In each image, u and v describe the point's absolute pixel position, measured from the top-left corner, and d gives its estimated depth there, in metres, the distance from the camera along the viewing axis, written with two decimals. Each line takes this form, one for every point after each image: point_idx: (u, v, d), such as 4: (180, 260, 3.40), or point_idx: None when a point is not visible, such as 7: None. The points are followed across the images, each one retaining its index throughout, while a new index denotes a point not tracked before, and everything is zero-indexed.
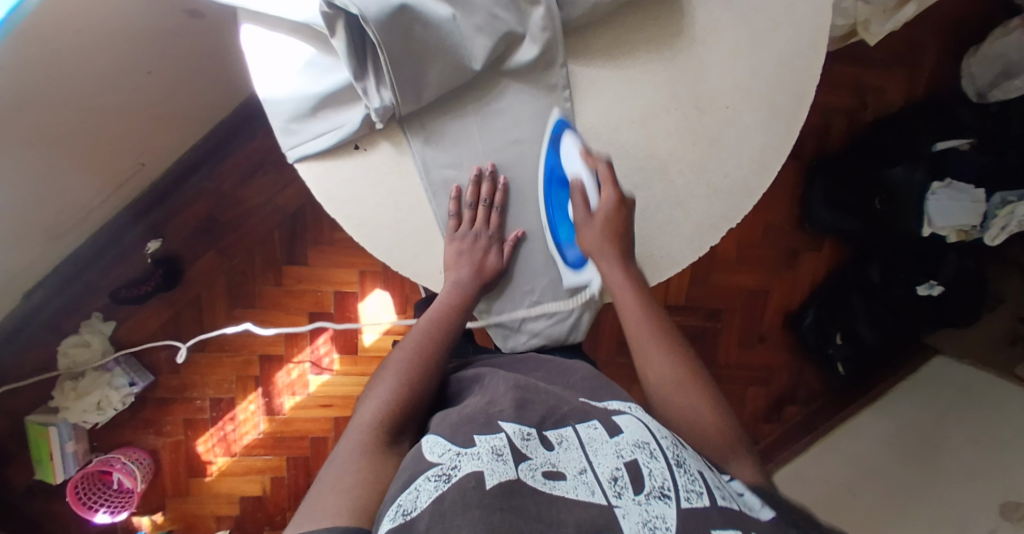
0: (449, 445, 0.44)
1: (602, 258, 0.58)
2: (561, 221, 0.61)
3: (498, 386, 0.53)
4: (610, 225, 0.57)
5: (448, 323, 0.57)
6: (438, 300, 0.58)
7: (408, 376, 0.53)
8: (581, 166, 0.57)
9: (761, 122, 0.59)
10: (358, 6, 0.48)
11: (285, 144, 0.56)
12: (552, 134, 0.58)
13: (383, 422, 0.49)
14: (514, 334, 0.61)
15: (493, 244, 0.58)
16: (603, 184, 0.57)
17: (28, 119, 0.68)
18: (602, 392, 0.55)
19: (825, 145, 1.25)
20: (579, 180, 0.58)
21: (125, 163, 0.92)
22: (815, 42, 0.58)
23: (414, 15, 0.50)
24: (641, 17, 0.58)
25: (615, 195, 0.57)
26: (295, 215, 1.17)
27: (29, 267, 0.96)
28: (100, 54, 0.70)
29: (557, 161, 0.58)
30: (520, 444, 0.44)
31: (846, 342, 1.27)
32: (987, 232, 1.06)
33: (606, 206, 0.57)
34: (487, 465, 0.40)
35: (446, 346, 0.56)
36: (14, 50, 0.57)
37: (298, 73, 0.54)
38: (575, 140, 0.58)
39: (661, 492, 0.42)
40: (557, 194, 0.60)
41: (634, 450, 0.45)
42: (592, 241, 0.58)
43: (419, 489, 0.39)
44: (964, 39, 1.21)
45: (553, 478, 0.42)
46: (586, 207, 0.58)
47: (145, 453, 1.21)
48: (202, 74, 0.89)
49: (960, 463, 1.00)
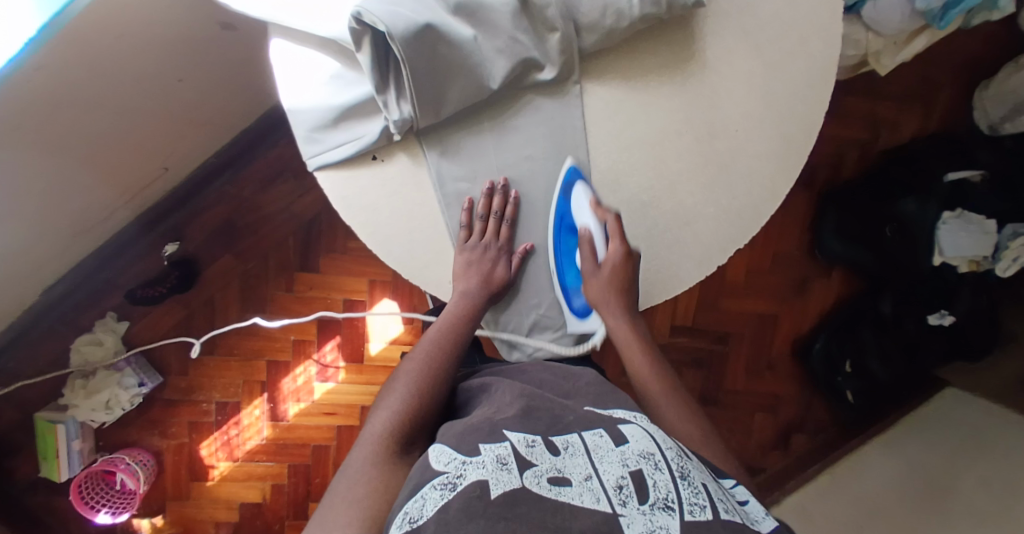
0: (455, 453, 0.44)
1: (608, 309, 0.61)
2: (568, 268, 0.62)
3: (503, 395, 0.54)
4: (616, 278, 0.59)
5: (459, 333, 0.58)
6: (447, 309, 0.59)
7: (418, 386, 0.54)
8: (590, 218, 0.59)
9: (771, 148, 0.59)
10: (385, 23, 0.49)
11: (307, 152, 0.58)
12: (563, 182, 0.59)
13: (394, 433, 0.50)
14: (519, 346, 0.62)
15: (502, 257, 0.59)
16: (611, 236, 0.58)
17: (60, 118, 0.70)
18: (608, 398, 0.55)
19: (837, 173, 1.25)
20: (587, 230, 0.60)
21: (151, 166, 0.94)
22: (824, 73, 0.59)
23: (438, 35, 0.52)
24: (656, 42, 0.59)
25: (622, 247, 0.58)
26: (310, 223, 1.19)
27: (49, 263, 0.98)
28: (133, 59, 0.72)
29: (567, 208, 0.60)
30: (525, 451, 0.44)
31: (856, 372, 1.26)
32: (999, 264, 1.09)
33: (613, 258, 0.59)
34: (492, 475, 0.41)
35: (455, 355, 0.57)
36: (55, 52, 0.60)
37: (323, 85, 0.56)
38: (586, 192, 0.59)
39: (665, 503, 0.42)
40: (568, 240, 0.62)
41: (639, 460, 0.45)
42: (597, 291, 0.60)
43: (425, 498, 0.40)
44: (978, 73, 1.22)
45: (560, 484, 0.42)
46: (593, 257, 0.60)
47: (149, 454, 1.21)
48: (231, 82, 0.92)
49: (969, 499, 0.99)
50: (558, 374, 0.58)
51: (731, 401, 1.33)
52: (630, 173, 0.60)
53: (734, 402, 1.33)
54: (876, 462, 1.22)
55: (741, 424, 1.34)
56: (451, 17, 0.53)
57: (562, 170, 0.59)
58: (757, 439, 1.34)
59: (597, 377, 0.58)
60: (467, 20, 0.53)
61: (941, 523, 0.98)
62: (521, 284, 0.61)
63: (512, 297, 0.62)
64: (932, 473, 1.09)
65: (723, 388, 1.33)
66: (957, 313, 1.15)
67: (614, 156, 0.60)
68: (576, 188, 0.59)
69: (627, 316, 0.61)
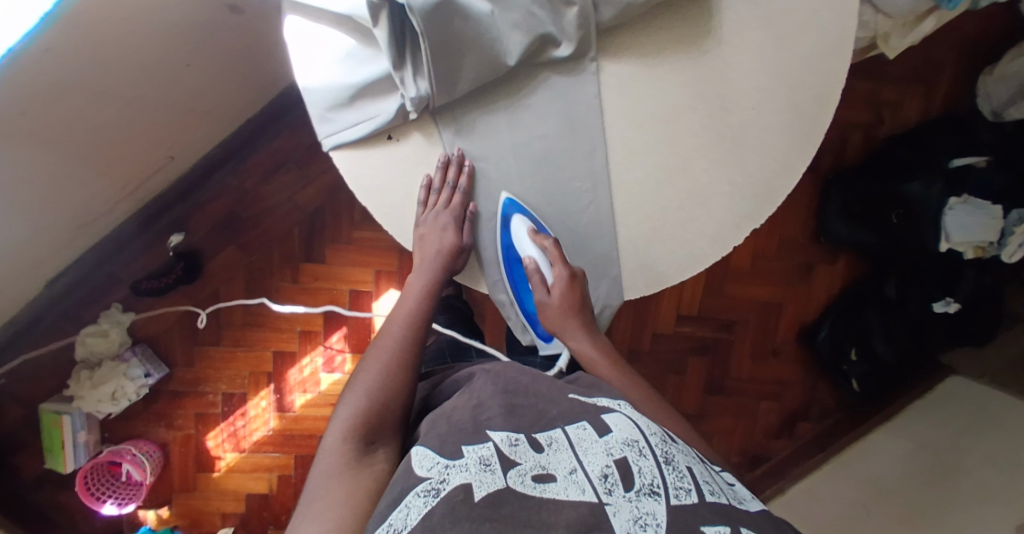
0: (437, 457, 0.45)
1: (568, 331, 0.61)
2: (524, 295, 0.64)
3: (486, 386, 0.55)
4: (567, 298, 0.60)
5: (422, 320, 0.63)
6: (409, 298, 0.65)
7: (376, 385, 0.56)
8: (530, 247, 0.60)
9: (785, 124, 0.59)
10: None
11: (321, 132, 0.58)
12: (503, 216, 0.61)
13: (364, 420, 0.53)
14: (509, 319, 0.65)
15: (454, 225, 0.60)
16: (553, 261, 0.60)
17: (68, 102, 0.69)
18: (594, 391, 0.56)
19: (841, 160, 1.26)
20: (533, 261, 0.60)
21: (157, 154, 0.94)
22: (840, 46, 0.58)
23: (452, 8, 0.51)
24: (670, 17, 0.58)
25: (566, 271, 0.60)
26: (315, 213, 1.18)
27: (55, 253, 0.97)
28: (143, 41, 0.71)
29: (512, 242, 0.61)
30: (508, 450, 0.46)
31: (861, 358, 1.26)
32: (1004, 249, 1.08)
33: (558, 284, 0.60)
34: (475, 477, 0.42)
35: (421, 338, 0.62)
36: (64, 36, 0.59)
37: (336, 64, 0.56)
38: (525, 223, 0.60)
39: (651, 489, 0.44)
40: (517, 271, 0.63)
41: (623, 448, 0.47)
42: (554, 318, 0.61)
43: (409, 507, 0.41)
44: (980, 59, 1.22)
45: (544, 481, 0.43)
46: (543, 285, 0.61)
47: (155, 445, 1.21)
48: (238, 67, 0.91)
49: (976, 482, 1.00)
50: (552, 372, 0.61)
51: (737, 389, 1.34)
52: (644, 151, 0.60)
53: (740, 390, 1.34)
54: (882, 448, 1.22)
55: (746, 412, 1.34)
56: None
57: (500, 204, 0.61)
58: (763, 426, 1.35)
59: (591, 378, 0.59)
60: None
61: (948, 506, 0.99)
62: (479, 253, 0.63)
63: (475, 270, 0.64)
64: (937, 459, 1.09)
65: (729, 376, 1.34)
66: (959, 298, 1.15)
67: (627, 133, 0.60)
68: (515, 221, 0.61)
69: (590, 337, 0.62)
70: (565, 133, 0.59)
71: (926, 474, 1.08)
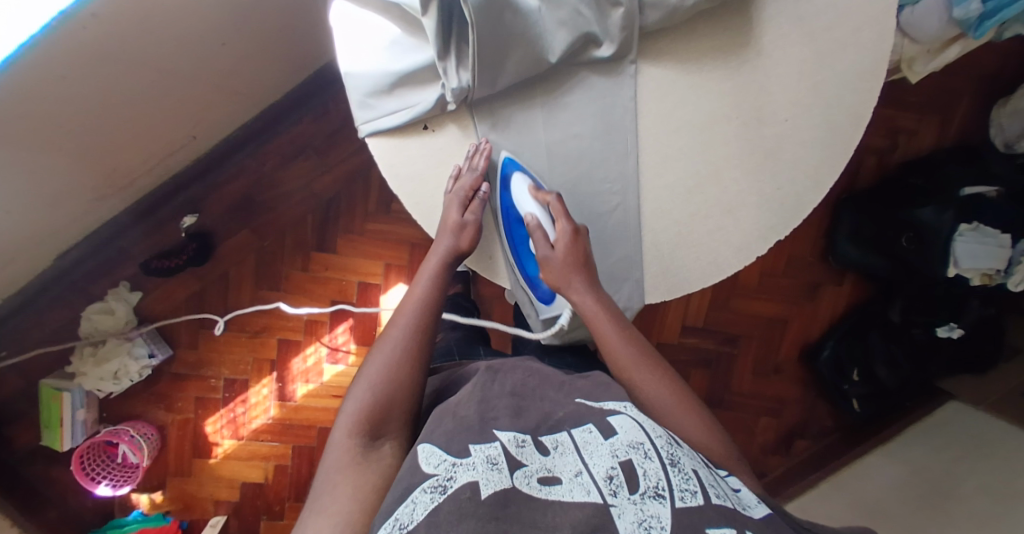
0: (444, 454, 0.45)
1: (571, 289, 0.58)
2: (525, 256, 0.63)
3: (495, 387, 0.54)
4: (572, 256, 0.58)
5: (439, 299, 0.58)
6: (425, 270, 0.59)
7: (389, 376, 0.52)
8: (531, 204, 0.59)
9: (818, 140, 0.60)
10: None
11: (360, 118, 0.58)
12: (501, 175, 0.60)
13: (373, 413, 0.50)
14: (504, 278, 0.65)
15: (459, 203, 0.59)
16: (556, 216, 0.58)
17: (101, 73, 0.69)
18: (602, 391, 0.55)
19: (854, 182, 1.27)
20: (533, 217, 0.59)
21: (179, 133, 0.94)
22: (878, 65, 0.58)
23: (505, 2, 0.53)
24: (711, 26, 0.59)
25: (569, 226, 0.58)
26: (330, 202, 1.18)
27: (68, 225, 0.97)
28: (187, 15, 0.71)
29: (512, 202, 0.61)
30: (514, 451, 0.46)
31: (863, 380, 1.27)
32: (1011, 278, 1.08)
33: (562, 238, 0.58)
34: (482, 475, 0.43)
35: (436, 321, 0.57)
36: (111, 5, 0.60)
37: (382, 51, 0.56)
38: (525, 180, 0.59)
39: (656, 492, 0.43)
40: (518, 231, 0.63)
41: (629, 451, 0.47)
42: (557, 275, 0.58)
43: (416, 501, 0.41)
44: (996, 91, 1.23)
45: (549, 483, 0.44)
46: (545, 242, 0.58)
47: (153, 427, 1.20)
48: (269, 52, 0.91)
49: (971, 507, 1.00)
50: (562, 372, 0.59)
51: (738, 404, 1.34)
52: (677, 156, 0.60)
53: (741, 404, 1.34)
54: (879, 470, 1.22)
55: (746, 427, 1.35)
56: None
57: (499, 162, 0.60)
58: (760, 443, 1.36)
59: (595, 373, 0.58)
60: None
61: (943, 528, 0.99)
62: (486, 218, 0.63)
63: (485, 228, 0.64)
64: (934, 484, 1.10)
65: (730, 390, 1.34)
66: (964, 325, 1.16)
67: (662, 137, 0.60)
68: (514, 179, 0.60)
69: (595, 291, 0.58)
70: (600, 136, 0.59)
71: (921, 498, 1.08)
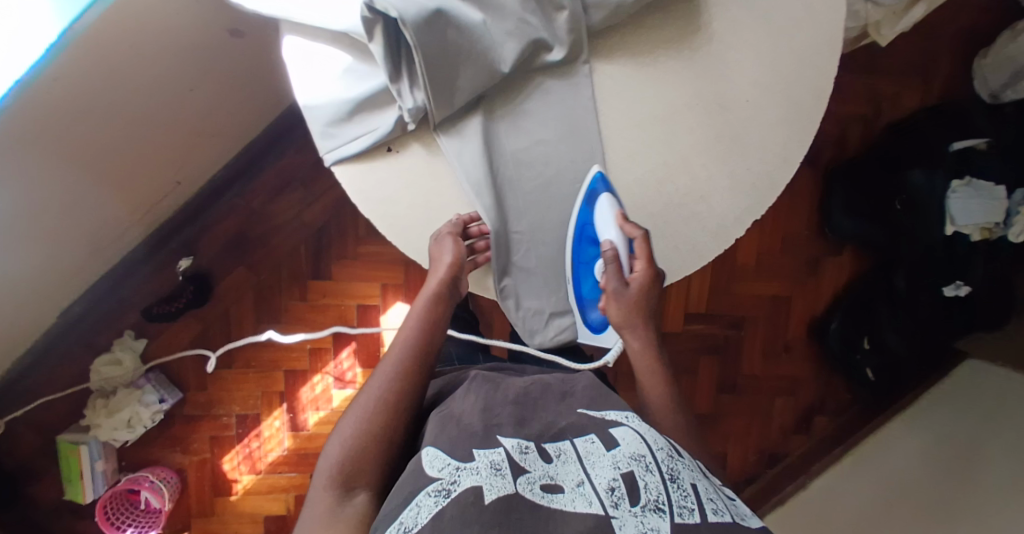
0: (448, 459, 0.45)
1: (630, 330, 0.59)
2: (584, 276, 0.62)
3: (497, 396, 0.55)
4: (641, 299, 0.58)
5: (426, 341, 0.57)
6: (415, 312, 0.58)
7: (374, 417, 0.51)
8: (615, 232, 0.58)
9: (782, 118, 0.59)
10: (397, 10, 0.51)
11: (323, 147, 0.59)
12: (590, 188, 0.59)
13: (349, 462, 0.48)
14: (528, 306, 0.62)
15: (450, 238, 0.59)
16: (637, 255, 0.58)
17: (75, 132, 0.71)
18: (602, 400, 0.56)
19: (842, 151, 1.26)
20: (611, 246, 0.58)
21: (163, 181, 0.95)
22: (831, 39, 0.59)
23: (449, 19, 0.53)
24: (661, 18, 0.59)
25: (648, 269, 0.58)
26: (321, 230, 1.19)
27: (66, 282, 0.99)
28: (151, 66, 0.73)
29: (590, 218, 0.60)
30: (518, 457, 0.46)
31: (874, 349, 1.25)
32: (1010, 230, 1.11)
33: (639, 278, 0.58)
34: (486, 480, 0.43)
35: (425, 363, 0.55)
36: (72, 65, 0.61)
37: (338, 79, 0.57)
38: (612, 205, 0.58)
39: (656, 505, 0.44)
40: (587, 250, 0.61)
41: (630, 462, 0.47)
42: (623, 312, 0.58)
43: (420, 505, 0.41)
44: (975, 44, 1.22)
45: (552, 491, 0.44)
46: (618, 275, 0.58)
47: (172, 471, 1.21)
48: (241, 92, 0.93)
49: (997, 467, 0.97)
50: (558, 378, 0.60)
51: (750, 387, 1.33)
52: (644, 149, 0.60)
53: (754, 387, 1.33)
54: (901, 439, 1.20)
55: (761, 410, 1.34)
56: (460, 2, 0.54)
57: (590, 175, 0.59)
58: (779, 424, 1.34)
59: (593, 382, 0.59)
60: (476, 5, 0.54)
61: (969, 492, 0.97)
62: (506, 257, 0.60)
63: (506, 268, 0.61)
64: (957, 448, 1.08)
65: (741, 373, 1.33)
66: (972, 282, 1.14)
67: (626, 133, 0.60)
68: (600, 198, 0.59)
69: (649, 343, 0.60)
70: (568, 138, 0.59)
71: (945, 463, 1.07)
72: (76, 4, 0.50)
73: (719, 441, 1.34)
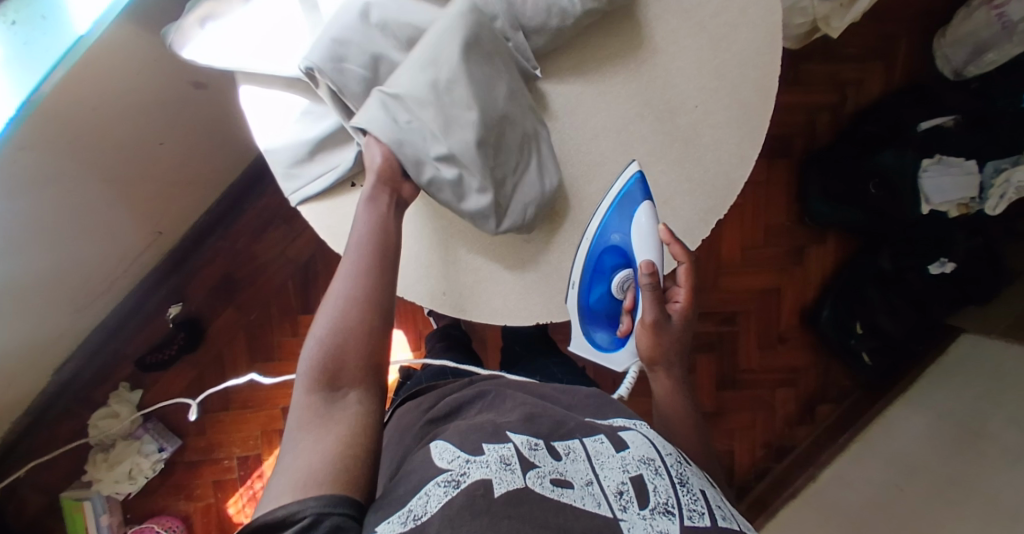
0: (458, 452, 0.46)
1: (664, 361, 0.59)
2: (599, 287, 0.61)
3: (507, 403, 0.57)
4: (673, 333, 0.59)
5: (382, 238, 0.52)
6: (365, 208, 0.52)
7: (345, 324, 0.47)
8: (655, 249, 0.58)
9: (733, 118, 0.61)
10: (336, 84, 0.53)
11: (288, 189, 0.61)
12: (628, 185, 0.58)
13: (329, 361, 0.46)
14: (463, 190, 0.55)
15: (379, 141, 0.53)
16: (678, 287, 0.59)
17: (50, 192, 0.72)
18: (608, 409, 0.58)
19: (812, 140, 1.27)
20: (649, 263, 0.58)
21: (145, 231, 0.96)
22: (770, 39, 0.60)
23: (387, 67, 0.55)
24: (603, 36, 0.61)
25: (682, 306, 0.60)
26: (306, 265, 1.20)
27: (56, 341, 0.99)
28: (119, 121, 0.74)
29: (620, 225, 0.59)
30: (528, 453, 0.47)
31: (868, 333, 1.25)
32: (987, 203, 1.08)
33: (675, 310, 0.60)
34: (496, 474, 0.43)
35: (386, 261, 0.51)
36: (35, 130, 0.62)
37: (295, 123, 0.59)
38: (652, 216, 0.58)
39: (665, 508, 0.45)
40: (607, 260, 0.60)
41: (640, 465, 0.47)
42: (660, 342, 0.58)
43: (429, 494, 0.42)
44: (932, 24, 1.23)
45: (562, 486, 0.44)
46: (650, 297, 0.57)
47: (177, 519, 1.20)
48: (211, 137, 0.94)
49: (1002, 440, 0.97)
50: (559, 390, 0.62)
51: (749, 381, 1.33)
52: (601, 162, 0.61)
53: (753, 381, 1.33)
54: (904, 420, 1.20)
55: (764, 403, 1.34)
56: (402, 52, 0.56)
57: (629, 172, 0.59)
58: (783, 415, 1.34)
59: (595, 390, 0.61)
60: None
61: (973, 470, 0.97)
62: (408, 148, 0.53)
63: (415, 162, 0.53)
64: (961, 424, 1.07)
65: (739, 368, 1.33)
66: (957, 258, 1.15)
67: (584, 149, 0.61)
68: (642, 206, 0.58)
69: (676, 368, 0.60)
70: (499, 103, 0.55)
71: (951, 440, 1.06)
72: (37, 71, 0.50)
73: (725, 438, 1.33)
